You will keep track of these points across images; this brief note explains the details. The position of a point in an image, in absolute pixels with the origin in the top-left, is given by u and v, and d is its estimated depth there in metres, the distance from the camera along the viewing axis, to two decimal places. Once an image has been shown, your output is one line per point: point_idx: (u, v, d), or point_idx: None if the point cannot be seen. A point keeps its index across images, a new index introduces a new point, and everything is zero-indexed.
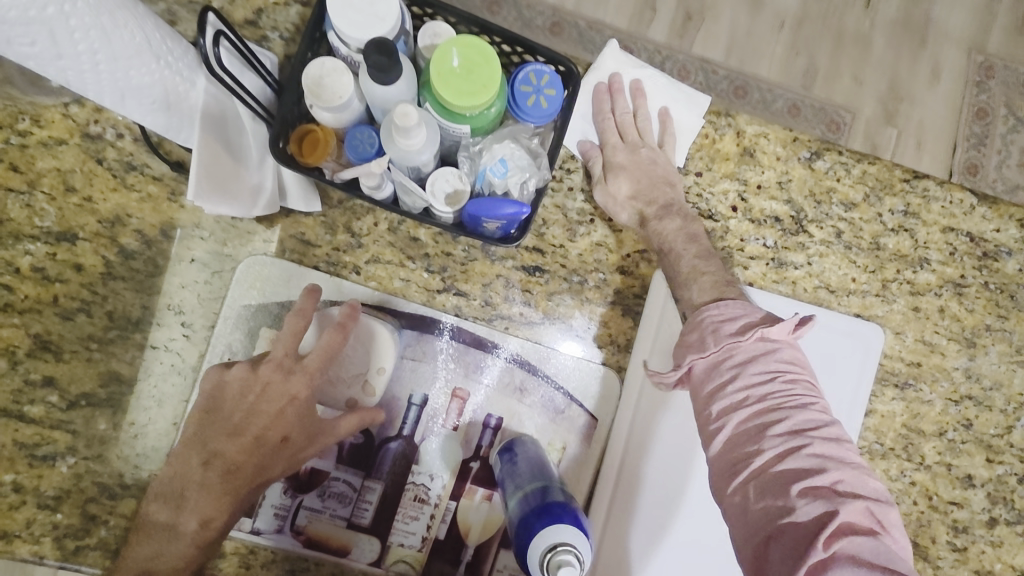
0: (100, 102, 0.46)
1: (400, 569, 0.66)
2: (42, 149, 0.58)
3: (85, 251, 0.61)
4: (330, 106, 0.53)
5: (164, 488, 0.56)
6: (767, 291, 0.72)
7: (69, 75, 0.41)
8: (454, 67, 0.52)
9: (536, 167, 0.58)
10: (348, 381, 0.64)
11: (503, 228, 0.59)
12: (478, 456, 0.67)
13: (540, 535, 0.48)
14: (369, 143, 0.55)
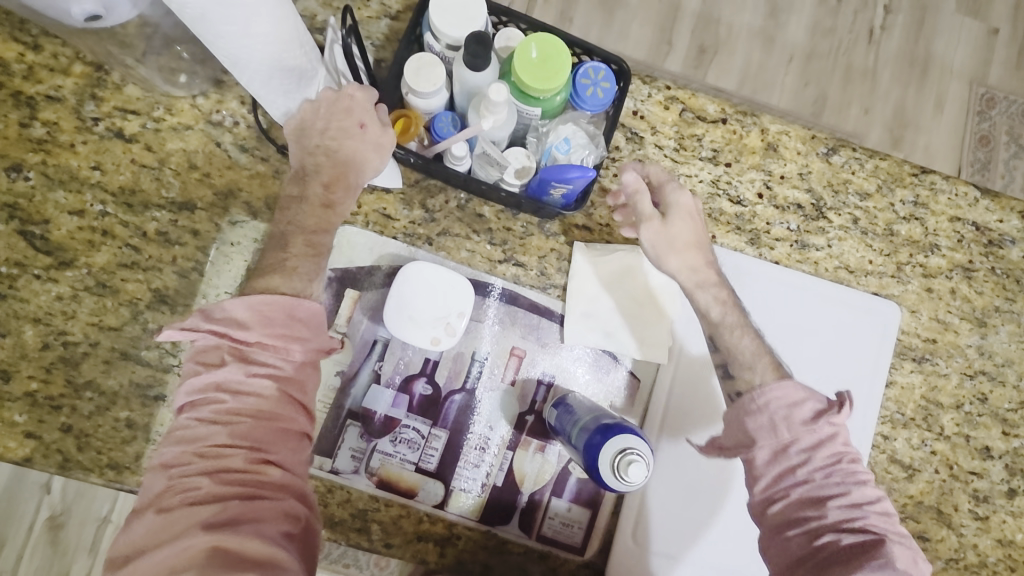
0: (250, 79, 0.56)
1: (461, 512, 0.73)
2: (172, 133, 0.72)
3: (202, 219, 0.72)
4: (426, 93, 0.64)
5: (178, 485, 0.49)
6: (791, 269, 0.80)
7: (241, 54, 0.52)
8: (534, 58, 0.63)
9: (593, 147, 0.69)
10: (431, 325, 0.72)
11: (565, 196, 0.69)
12: (533, 410, 0.75)
13: (608, 443, 0.56)
14: (452, 125, 0.68)
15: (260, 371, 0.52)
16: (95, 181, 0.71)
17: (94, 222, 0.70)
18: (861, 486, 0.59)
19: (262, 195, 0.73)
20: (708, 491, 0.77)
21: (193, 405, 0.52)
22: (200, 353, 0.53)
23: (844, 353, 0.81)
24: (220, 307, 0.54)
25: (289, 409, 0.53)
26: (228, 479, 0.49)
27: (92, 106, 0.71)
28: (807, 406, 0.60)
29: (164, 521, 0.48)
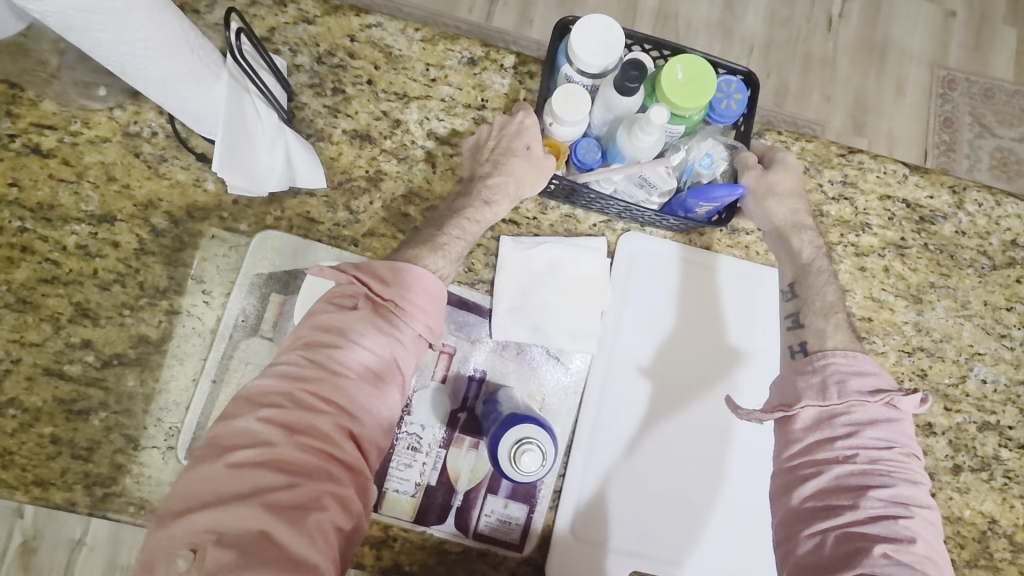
0: (148, 87, 0.58)
1: (395, 513, 0.72)
2: (90, 146, 0.72)
3: (123, 231, 0.72)
4: (573, 122, 0.67)
5: (273, 418, 0.51)
6: (722, 256, 0.80)
7: (124, 60, 0.54)
8: (681, 79, 0.63)
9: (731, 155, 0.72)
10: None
11: (711, 211, 0.71)
12: (466, 406, 0.74)
13: (506, 434, 0.62)
14: (593, 151, 0.71)
15: (379, 329, 0.56)
16: (13, 198, 0.70)
17: (12, 238, 0.70)
18: (906, 490, 0.58)
19: (182, 204, 0.73)
20: (654, 481, 0.77)
21: (307, 344, 0.55)
22: (330, 297, 0.59)
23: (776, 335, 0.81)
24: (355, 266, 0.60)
25: (382, 392, 0.55)
26: (313, 424, 0.51)
27: (7, 122, 0.71)
28: (870, 376, 0.62)
29: (240, 453, 0.49)
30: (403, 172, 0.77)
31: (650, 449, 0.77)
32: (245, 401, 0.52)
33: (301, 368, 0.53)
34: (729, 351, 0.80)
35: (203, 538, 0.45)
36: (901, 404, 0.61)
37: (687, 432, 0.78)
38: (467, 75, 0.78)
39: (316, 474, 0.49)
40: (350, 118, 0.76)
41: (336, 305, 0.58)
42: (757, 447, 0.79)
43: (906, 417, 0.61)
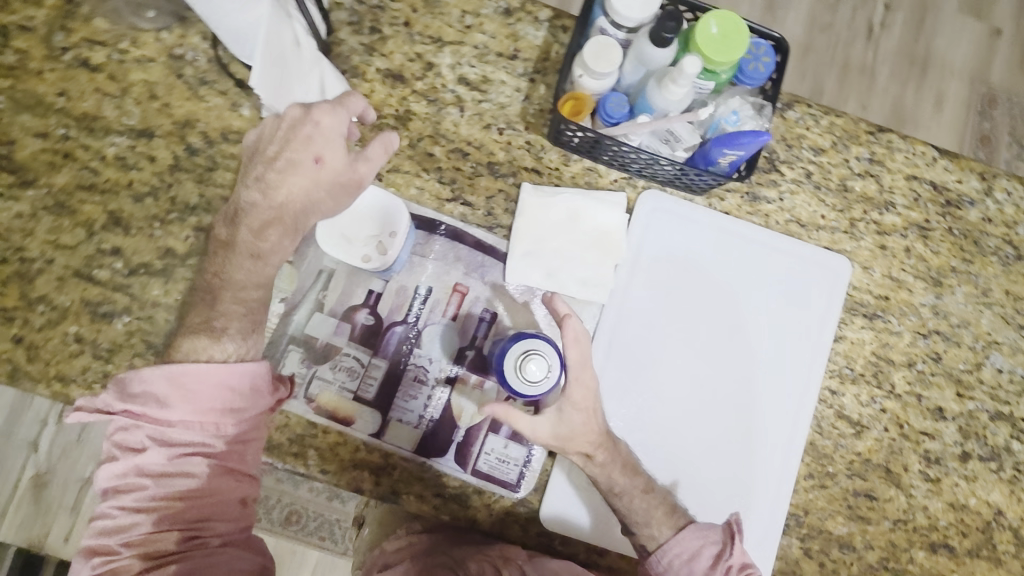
0: None
1: (397, 442, 0.73)
2: (136, 64, 0.75)
3: (159, 146, 0.75)
4: (605, 75, 0.67)
5: (120, 526, 0.60)
6: (740, 221, 0.80)
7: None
8: (715, 33, 0.63)
9: (760, 118, 0.69)
10: (364, 243, 0.74)
11: (734, 163, 0.68)
12: (474, 345, 0.75)
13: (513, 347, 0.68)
14: (622, 105, 0.70)
15: (180, 455, 0.61)
16: (60, 107, 0.74)
17: (56, 144, 0.73)
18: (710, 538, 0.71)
19: (217, 126, 0.75)
20: (670, 412, 0.77)
21: (115, 490, 0.61)
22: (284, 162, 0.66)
23: (784, 263, 0.81)
24: (302, 141, 0.66)
25: (220, 483, 0.62)
26: (171, 428, 0.61)
27: (61, 36, 0.74)
28: (704, 553, 0.69)
29: (105, 524, 0.60)
30: (431, 114, 0.78)
31: (665, 380, 0.78)
32: (170, 384, 0.61)
33: (114, 523, 0.60)
34: (741, 302, 0.80)
35: (112, 508, 0.61)
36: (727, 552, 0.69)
37: (699, 367, 0.78)
38: (502, 25, 0.80)
39: (189, 504, 0.61)
40: (385, 58, 0.78)
41: (291, 156, 0.66)
42: (775, 384, 0.79)
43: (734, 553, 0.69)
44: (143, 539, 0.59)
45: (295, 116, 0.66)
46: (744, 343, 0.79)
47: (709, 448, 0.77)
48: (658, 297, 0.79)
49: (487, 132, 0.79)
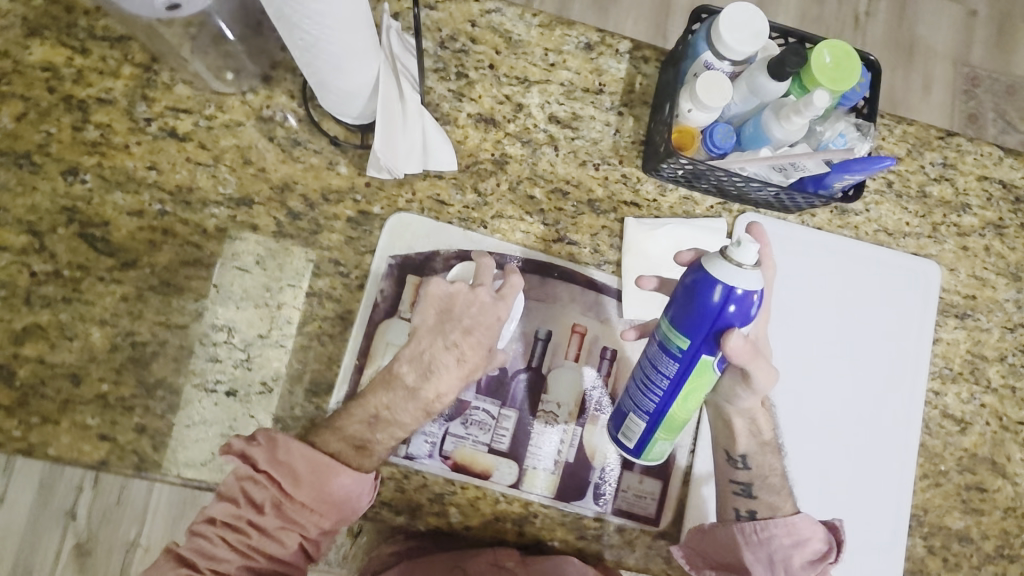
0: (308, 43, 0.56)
1: (536, 490, 0.73)
2: (225, 130, 0.72)
3: (261, 213, 0.73)
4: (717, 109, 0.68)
5: (214, 551, 0.60)
6: (834, 236, 0.83)
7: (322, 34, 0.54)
8: (828, 63, 0.64)
9: (865, 137, 0.71)
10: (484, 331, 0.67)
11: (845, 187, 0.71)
12: (599, 385, 0.76)
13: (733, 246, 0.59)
14: (730, 135, 0.71)
15: (291, 529, 0.61)
16: (152, 182, 0.71)
17: (153, 221, 0.71)
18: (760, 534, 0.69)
19: (317, 187, 0.74)
20: (811, 433, 0.80)
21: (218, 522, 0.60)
22: (467, 333, 0.66)
23: (881, 269, 0.83)
24: (477, 315, 0.67)
25: (298, 563, 0.62)
26: (292, 501, 0.60)
27: (143, 106, 0.71)
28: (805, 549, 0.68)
29: (184, 548, 0.60)
30: (527, 155, 0.78)
31: (800, 404, 0.80)
32: (308, 461, 0.61)
33: (204, 555, 0.60)
34: (850, 314, 0.83)
35: (208, 529, 0.60)
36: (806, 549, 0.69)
37: (826, 385, 0.81)
38: (585, 60, 0.79)
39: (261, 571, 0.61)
40: (474, 102, 0.77)
41: (455, 325, 0.66)
42: (898, 388, 0.82)
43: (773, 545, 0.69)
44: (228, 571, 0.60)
45: (479, 300, 0.67)
46: (860, 364, 0.82)
47: (853, 459, 0.80)
48: (773, 323, 0.81)
49: (583, 169, 0.78)
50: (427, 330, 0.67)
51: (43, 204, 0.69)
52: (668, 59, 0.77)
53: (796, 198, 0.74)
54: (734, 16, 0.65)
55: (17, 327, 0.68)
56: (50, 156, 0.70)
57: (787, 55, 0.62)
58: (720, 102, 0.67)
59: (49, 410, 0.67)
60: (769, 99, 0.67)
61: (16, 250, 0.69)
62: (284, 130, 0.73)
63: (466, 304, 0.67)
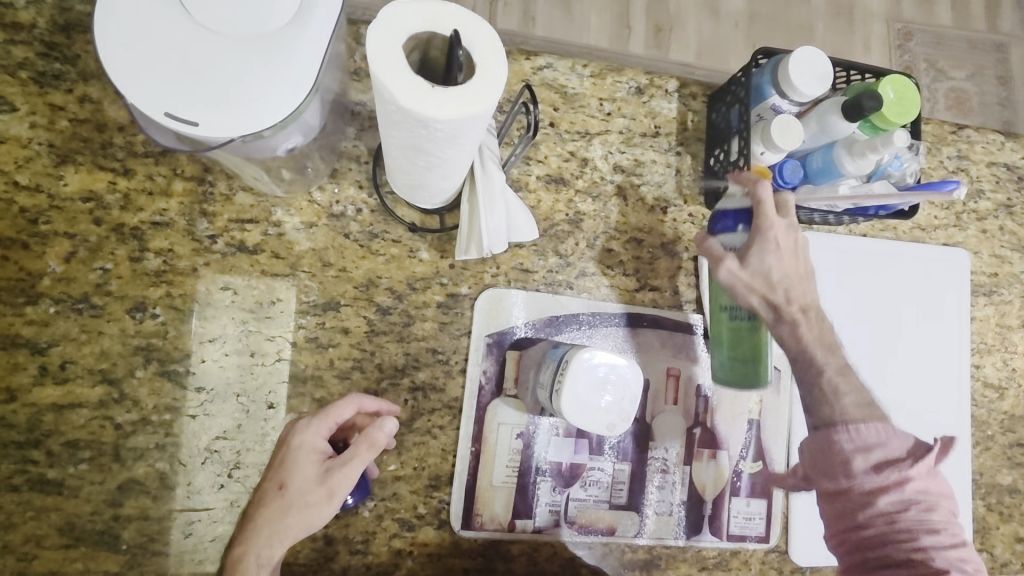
0: (421, 151, 0.49)
1: (658, 533, 0.77)
2: (297, 234, 0.68)
3: (349, 315, 0.69)
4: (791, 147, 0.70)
5: None
6: (878, 239, 0.88)
7: (453, 155, 0.49)
8: (893, 97, 0.67)
9: (918, 156, 0.75)
10: (607, 410, 0.63)
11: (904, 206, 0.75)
12: (699, 421, 0.78)
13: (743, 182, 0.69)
14: (799, 169, 0.72)
15: None
16: (230, 302, 0.66)
17: (239, 344, 0.66)
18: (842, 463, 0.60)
19: (402, 278, 0.71)
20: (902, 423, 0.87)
21: None
22: (285, 486, 0.58)
23: (920, 259, 0.90)
24: (284, 461, 0.60)
25: None
26: None
27: (204, 222, 0.66)
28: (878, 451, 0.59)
29: None
30: (600, 209, 0.78)
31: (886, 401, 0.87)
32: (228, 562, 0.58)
33: None
34: (907, 308, 0.89)
35: None
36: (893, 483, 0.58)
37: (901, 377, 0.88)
38: (638, 104, 0.80)
39: None
40: (542, 163, 0.76)
41: (264, 485, 0.60)
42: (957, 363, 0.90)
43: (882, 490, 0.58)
44: None
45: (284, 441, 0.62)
46: (925, 351, 0.89)
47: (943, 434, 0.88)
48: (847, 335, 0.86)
49: (653, 215, 0.79)
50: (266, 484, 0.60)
51: (114, 348, 0.63)
52: (718, 97, 0.79)
53: (855, 218, 0.78)
54: (804, 61, 0.67)
55: (111, 487, 0.63)
56: (112, 295, 0.63)
57: (863, 97, 0.65)
58: (794, 144, 0.69)
59: (168, 564, 0.63)
60: (838, 136, 0.70)
61: (93, 404, 0.63)
62: (359, 224, 0.70)
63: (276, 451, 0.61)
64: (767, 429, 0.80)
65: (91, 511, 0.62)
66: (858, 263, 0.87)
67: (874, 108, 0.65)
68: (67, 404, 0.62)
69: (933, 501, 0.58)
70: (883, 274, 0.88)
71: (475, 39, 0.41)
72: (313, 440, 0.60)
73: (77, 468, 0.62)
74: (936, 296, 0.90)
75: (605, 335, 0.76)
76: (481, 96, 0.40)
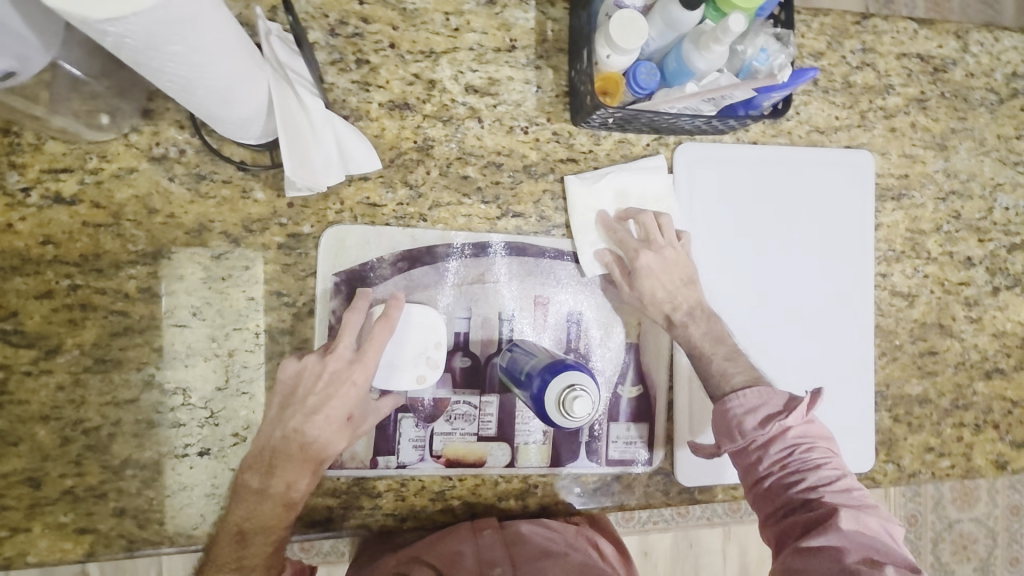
0: (173, 78, 0.47)
1: (533, 463, 0.75)
2: (118, 181, 0.65)
3: (183, 262, 0.67)
4: (635, 49, 0.64)
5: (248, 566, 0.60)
6: (771, 145, 0.82)
7: (191, 72, 0.47)
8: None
9: (788, 47, 0.68)
10: (412, 364, 0.63)
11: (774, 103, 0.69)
12: (571, 348, 0.76)
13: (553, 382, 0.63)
14: (652, 72, 0.67)
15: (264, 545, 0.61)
16: (52, 256, 0.64)
17: (66, 299, 0.64)
18: (772, 414, 0.65)
19: (237, 220, 0.68)
20: (811, 335, 0.83)
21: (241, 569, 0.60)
22: (292, 439, 0.61)
23: (813, 162, 0.83)
24: (342, 397, 0.61)
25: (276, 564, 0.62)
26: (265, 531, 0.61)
27: (15, 175, 0.63)
28: (763, 410, 0.65)
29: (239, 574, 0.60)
30: (451, 134, 0.73)
31: (791, 312, 0.82)
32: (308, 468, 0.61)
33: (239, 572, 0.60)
34: (804, 216, 0.83)
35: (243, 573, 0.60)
36: (791, 420, 0.64)
37: (803, 288, 0.83)
38: (489, 17, 0.74)
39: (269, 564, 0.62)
40: (383, 89, 0.72)
41: (307, 409, 0.61)
42: (863, 269, 0.85)
43: (799, 424, 0.65)
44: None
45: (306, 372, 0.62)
46: (828, 258, 0.83)
47: (853, 340, 0.84)
48: (737, 251, 0.81)
49: (512, 136, 0.75)
50: (269, 445, 0.61)
51: None
52: (576, 3, 0.73)
53: (729, 123, 0.71)
54: None
55: None
56: None
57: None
58: (638, 42, 0.64)
59: (17, 519, 0.64)
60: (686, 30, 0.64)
61: None
62: (184, 167, 0.67)
63: (312, 390, 0.61)
64: (646, 353, 0.78)
65: None
66: (743, 173, 0.81)
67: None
68: None
69: (812, 440, 0.65)
70: (772, 182, 0.82)
71: None
72: (367, 375, 0.61)
73: None
74: (834, 198, 0.84)
75: (464, 265, 0.73)
76: None
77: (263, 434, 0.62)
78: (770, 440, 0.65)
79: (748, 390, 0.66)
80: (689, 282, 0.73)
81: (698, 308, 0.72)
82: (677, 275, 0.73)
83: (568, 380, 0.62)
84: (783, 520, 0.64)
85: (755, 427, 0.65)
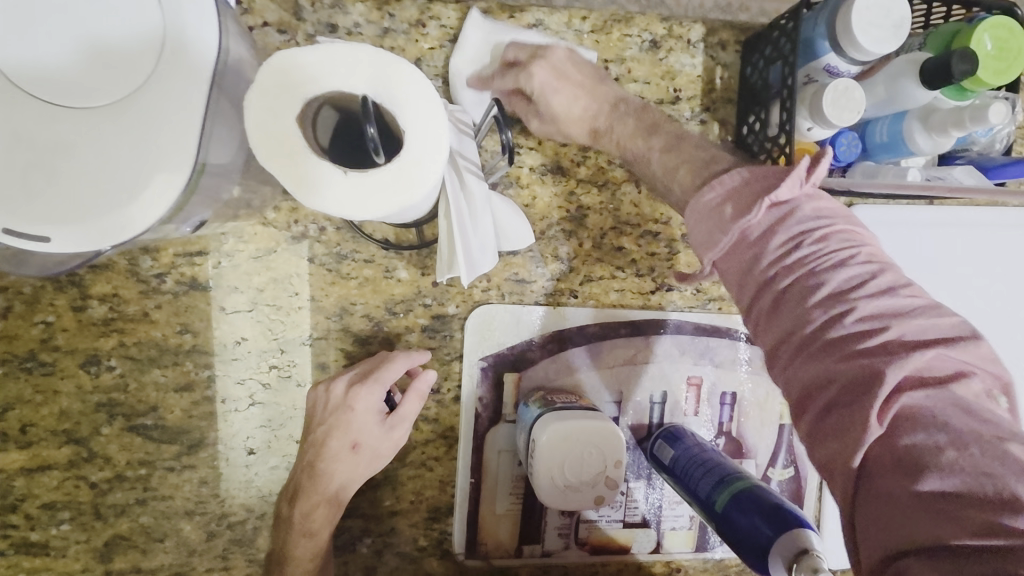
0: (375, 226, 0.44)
1: (679, 548, 0.71)
2: (256, 264, 0.60)
3: (325, 349, 0.62)
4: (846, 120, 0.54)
5: (299, 525, 0.57)
6: (948, 206, 0.73)
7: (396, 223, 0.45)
8: (992, 50, 0.51)
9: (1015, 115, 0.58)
10: (591, 483, 0.55)
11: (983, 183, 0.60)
12: (723, 432, 0.70)
13: (776, 540, 0.47)
14: (853, 144, 0.58)
15: (324, 469, 0.57)
16: (190, 346, 0.59)
17: (206, 391, 0.60)
18: (850, 275, 0.37)
19: (379, 302, 0.62)
20: None
21: (296, 499, 0.57)
22: (297, 496, 0.57)
23: (994, 224, 0.74)
24: (342, 424, 0.57)
25: (322, 489, 0.57)
26: (330, 501, 0.57)
27: (147, 260, 0.58)
28: (742, 213, 0.40)
29: (295, 496, 0.57)
30: (606, 201, 0.66)
31: None
32: (350, 453, 0.57)
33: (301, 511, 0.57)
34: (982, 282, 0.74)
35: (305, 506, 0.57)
36: (784, 193, 0.39)
37: None
38: (653, 64, 0.65)
39: (307, 478, 0.57)
40: (535, 152, 0.64)
41: (331, 432, 0.57)
42: None
43: (801, 200, 0.40)
44: (316, 507, 0.57)
45: (336, 398, 0.58)
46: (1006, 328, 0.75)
47: None
48: None
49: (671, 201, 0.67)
50: (300, 466, 0.58)
51: (74, 406, 0.58)
52: (754, 48, 0.63)
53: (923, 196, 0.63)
54: (869, 12, 0.51)
55: (97, 543, 0.60)
56: (60, 349, 0.58)
57: (952, 60, 0.49)
58: (851, 116, 0.54)
59: None
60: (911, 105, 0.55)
61: (63, 465, 0.59)
62: (325, 245, 0.61)
63: (322, 417, 0.58)
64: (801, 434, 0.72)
65: (81, 568, 0.60)
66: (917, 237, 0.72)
67: (966, 74, 0.50)
68: (36, 467, 0.58)
69: (835, 233, 0.39)
70: (947, 245, 0.73)
71: (392, 96, 0.36)
72: (369, 402, 0.58)
73: (59, 528, 0.59)
74: (1014, 261, 0.75)
75: (616, 348, 0.67)
76: (412, 182, 0.36)
77: (314, 411, 0.58)
78: (777, 253, 0.39)
79: (734, 173, 0.42)
80: (600, 78, 0.58)
81: (619, 105, 0.56)
82: (584, 74, 0.57)
83: (800, 539, 0.46)
84: (811, 396, 0.35)
85: (738, 277, 0.40)
